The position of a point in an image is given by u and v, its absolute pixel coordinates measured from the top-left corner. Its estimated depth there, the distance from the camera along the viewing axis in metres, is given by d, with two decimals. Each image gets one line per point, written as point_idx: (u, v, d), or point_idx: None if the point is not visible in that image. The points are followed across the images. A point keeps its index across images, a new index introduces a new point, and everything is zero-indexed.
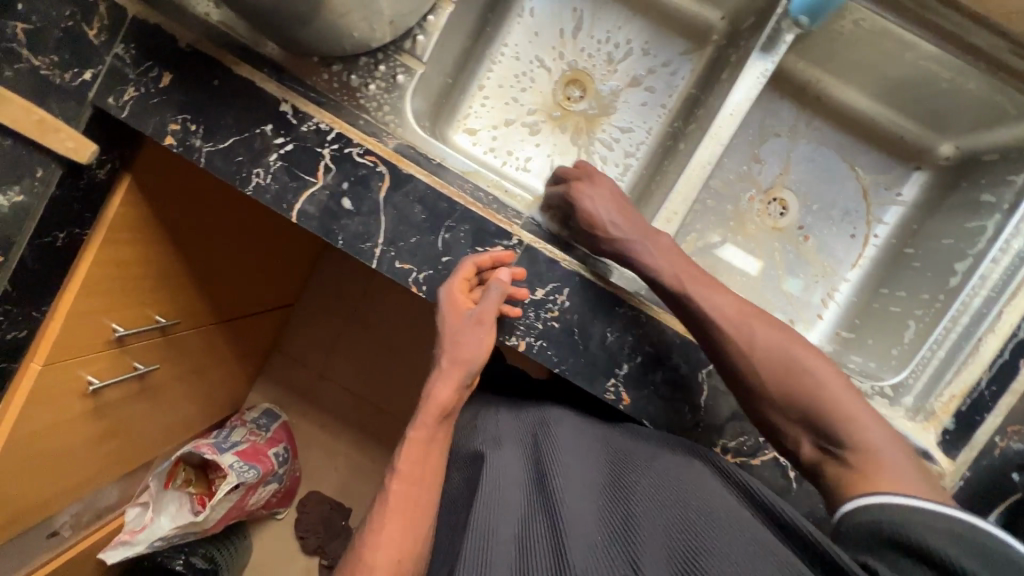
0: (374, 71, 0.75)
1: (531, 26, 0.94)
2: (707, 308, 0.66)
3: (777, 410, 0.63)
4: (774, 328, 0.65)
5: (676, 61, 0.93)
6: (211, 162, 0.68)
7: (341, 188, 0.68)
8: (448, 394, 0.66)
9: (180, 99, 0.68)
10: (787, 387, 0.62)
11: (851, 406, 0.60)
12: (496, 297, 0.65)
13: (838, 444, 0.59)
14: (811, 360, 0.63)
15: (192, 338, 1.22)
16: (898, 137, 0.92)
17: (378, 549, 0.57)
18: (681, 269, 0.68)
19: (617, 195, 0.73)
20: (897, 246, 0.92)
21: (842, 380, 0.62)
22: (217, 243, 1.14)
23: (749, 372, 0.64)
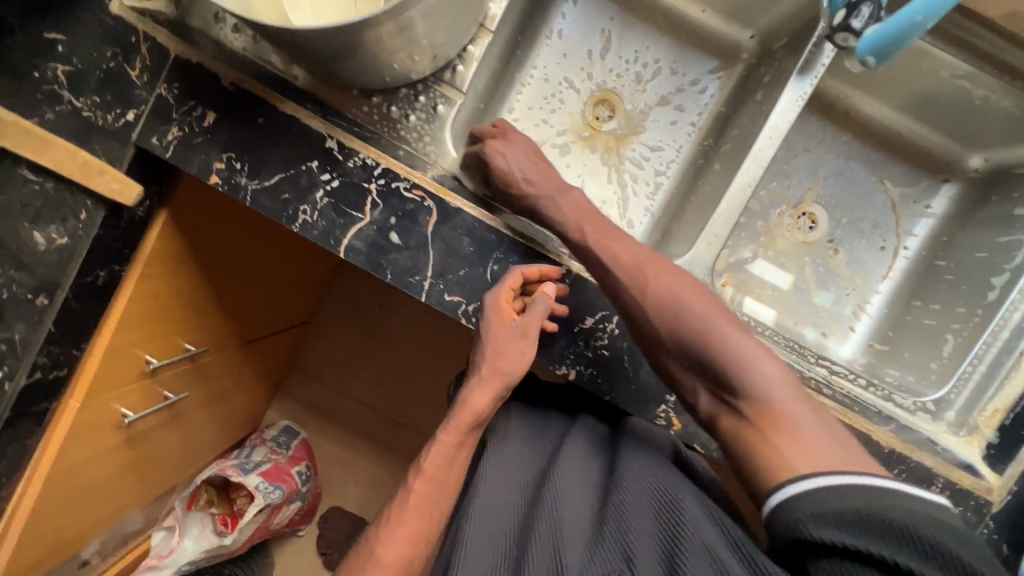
0: (414, 102, 0.74)
1: (559, 47, 0.94)
2: (613, 261, 0.67)
3: (672, 357, 0.65)
4: (671, 276, 0.66)
5: (704, 79, 0.94)
6: (257, 200, 0.68)
7: (389, 223, 0.69)
8: (485, 403, 0.66)
9: (224, 138, 0.68)
10: (681, 336, 0.63)
11: (739, 348, 0.62)
12: (543, 310, 0.66)
13: (727, 389, 0.61)
14: (706, 306, 0.64)
15: (215, 362, 1.21)
16: (927, 150, 0.93)
17: (389, 546, 0.60)
18: (588, 224, 0.69)
19: (532, 153, 0.71)
20: (927, 257, 0.93)
21: (733, 324, 0.63)
22: (242, 268, 1.12)
23: (656, 331, 0.65)
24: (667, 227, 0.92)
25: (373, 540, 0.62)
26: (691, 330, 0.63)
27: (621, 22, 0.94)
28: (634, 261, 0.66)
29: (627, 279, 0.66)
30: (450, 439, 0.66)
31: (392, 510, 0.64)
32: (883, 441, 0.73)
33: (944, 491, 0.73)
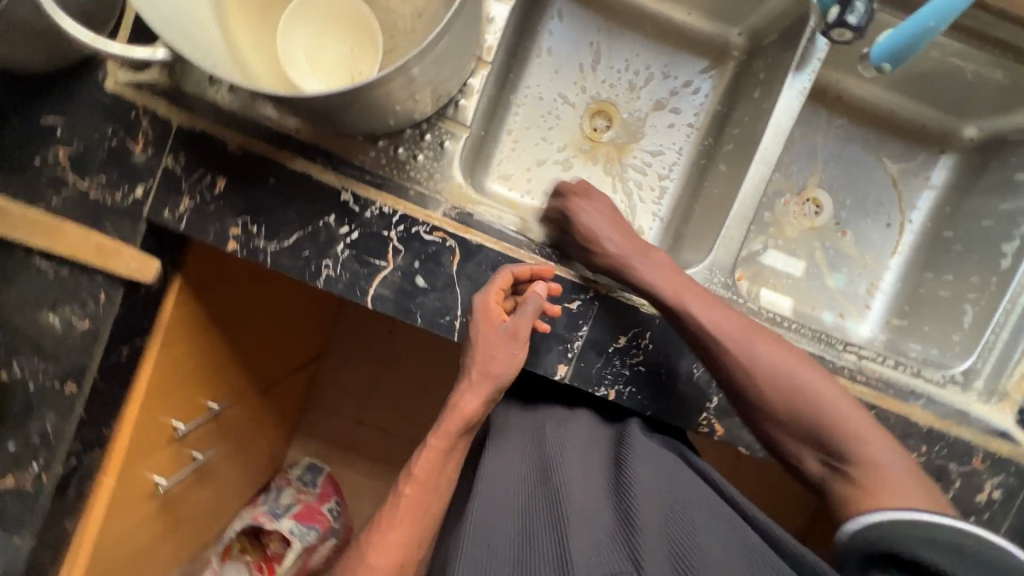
0: (420, 142, 0.74)
1: (550, 64, 0.94)
2: (715, 326, 0.66)
3: (782, 428, 0.65)
4: (770, 342, 0.67)
5: (697, 80, 0.94)
6: (278, 260, 0.68)
7: (413, 268, 0.68)
8: (475, 407, 0.65)
9: (237, 202, 0.67)
10: (795, 407, 0.64)
11: (847, 415, 0.63)
12: (534, 311, 0.65)
13: (840, 456, 0.62)
14: (804, 370, 0.66)
15: (236, 415, 1.19)
16: (921, 125, 0.95)
17: (380, 550, 0.60)
18: (683, 289, 0.68)
19: (614, 214, 0.73)
20: (934, 229, 0.94)
21: (847, 399, 0.64)
22: (257, 321, 1.09)
23: (762, 397, 0.65)
24: (678, 230, 0.93)
25: (364, 544, 0.62)
26: (811, 401, 0.64)
27: (608, 33, 0.94)
28: (735, 326, 0.67)
29: (729, 346, 0.66)
30: (440, 443, 0.65)
31: (383, 513, 0.64)
32: (921, 421, 0.74)
33: (985, 460, 0.74)
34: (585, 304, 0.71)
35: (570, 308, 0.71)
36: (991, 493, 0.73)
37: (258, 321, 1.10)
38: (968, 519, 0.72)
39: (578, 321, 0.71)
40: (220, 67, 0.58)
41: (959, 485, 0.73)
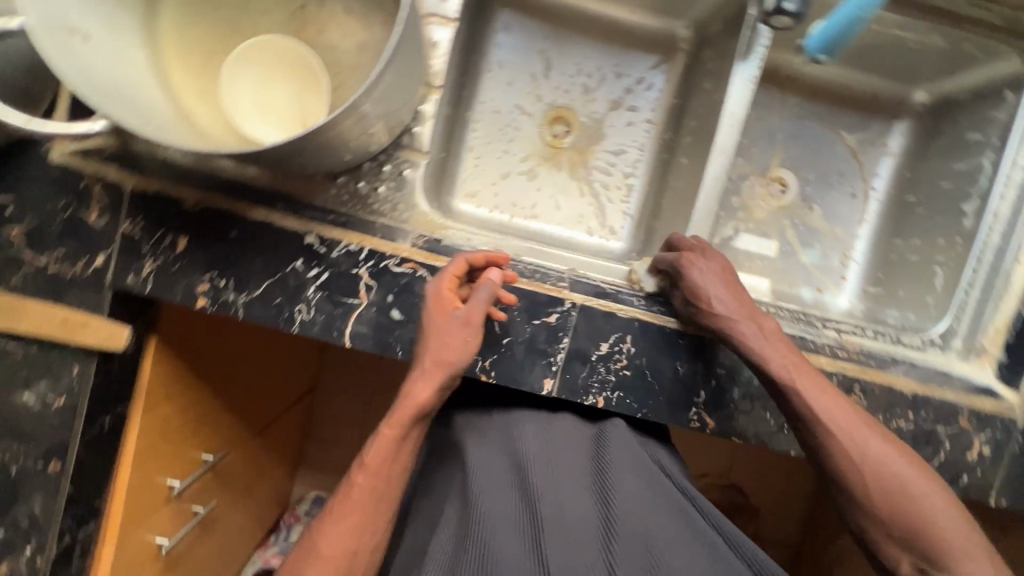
0: (380, 174, 0.74)
1: (502, 77, 0.94)
2: (821, 411, 0.63)
3: (878, 525, 0.60)
4: (872, 433, 0.62)
5: (649, 76, 0.95)
6: (250, 311, 0.67)
7: (387, 301, 0.68)
8: (428, 395, 0.62)
9: (201, 258, 0.66)
10: (893, 507, 0.59)
11: (948, 524, 0.58)
12: (487, 297, 0.64)
13: (934, 562, 0.57)
14: (910, 466, 0.61)
15: (234, 461, 1.18)
16: (873, 95, 0.96)
17: (330, 539, 0.59)
18: (785, 364, 0.64)
19: (729, 275, 0.68)
20: (897, 195, 0.96)
21: (953, 507, 0.59)
22: (244, 367, 1.08)
23: (861, 490, 0.61)
24: (650, 226, 0.94)
25: (314, 534, 0.61)
26: (919, 506, 0.59)
27: (556, 40, 0.94)
28: (840, 413, 0.63)
29: (835, 430, 0.62)
30: (394, 431, 0.62)
31: (334, 501, 0.62)
32: (905, 389, 0.75)
33: (970, 418, 0.75)
34: (563, 316, 0.70)
35: (548, 321, 0.70)
36: (979, 450, 0.75)
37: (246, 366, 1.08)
38: (960, 477, 0.74)
39: (558, 334, 0.70)
40: (163, 126, 0.57)
41: (947, 445, 0.74)
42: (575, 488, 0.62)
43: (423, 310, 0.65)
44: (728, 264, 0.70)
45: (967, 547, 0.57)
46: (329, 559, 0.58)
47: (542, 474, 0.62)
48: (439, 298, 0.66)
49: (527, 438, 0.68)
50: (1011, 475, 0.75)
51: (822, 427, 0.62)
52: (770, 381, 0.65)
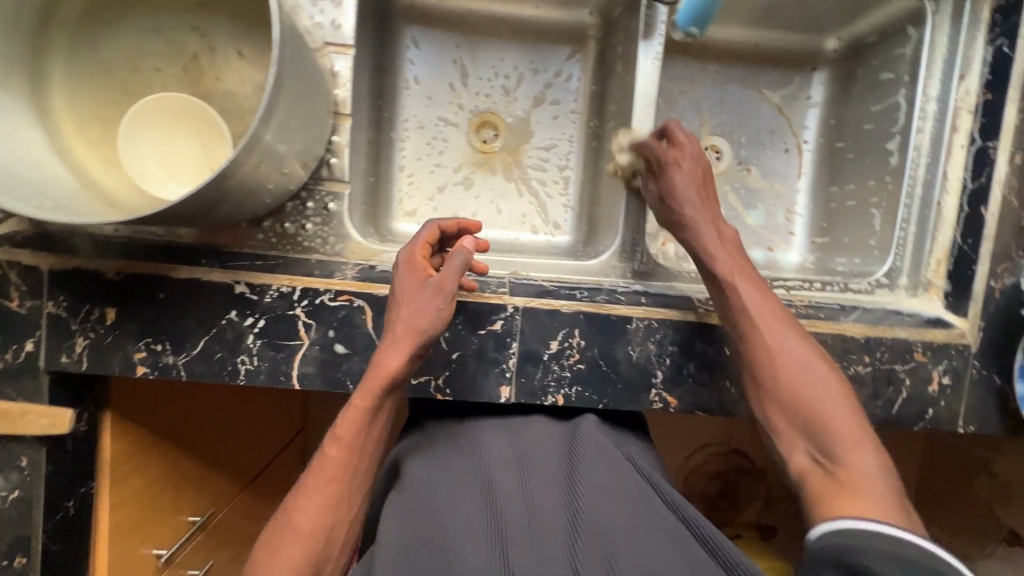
0: (305, 211, 0.73)
1: (422, 92, 0.94)
2: (745, 306, 0.66)
3: (779, 408, 0.63)
4: (790, 332, 0.65)
5: (566, 67, 0.95)
6: (192, 370, 0.66)
7: (329, 337, 0.67)
8: (398, 364, 0.62)
9: (133, 326, 0.65)
10: (799, 401, 0.62)
11: (842, 418, 0.60)
12: (461, 265, 0.65)
13: (830, 456, 0.59)
14: (824, 371, 0.63)
15: (229, 517, 1.16)
16: (787, 50, 0.97)
17: (300, 510, 0.60)
18: (727, 261, 0.68)
19: (704, 179, 0.72)
20: (828, 143, 0.97)
21: (858, 415, 0.60)
22: (224, 422, 1.07)
23: (769, 376, 0.64)
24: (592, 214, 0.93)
25: (286, 508, 0.61)
26: (828, 406, 0.61)
27: (468, 47, 0.94)
28: (768, 311, 0.65)
29: (759, 325, 0.65)
30: (369, 402, 0.62)
31: (307, 475, 0.62)
32: (856, 333, 0.74)
33: (926, 352, 0.75)
34: (507, 321, 0.70)
35: (495, 329, 0.70)
36: (939, 381, 0.75)
37: (224, 421, 1.08)
38: (926, 411, 0.75)
39: (506, 340, 0.70)
40: (62, 201, 0.56)
41: (908, 382, 0.75)
42: (542, 485, 0.63)
43: (395, 276, 0.66)
44: (710, 171, 0.74)
45: (861, 441, 0.59)
46: (305, 532, 0.59)
47: (506, 479, 0.64)
48: (413, 264, 0.66)
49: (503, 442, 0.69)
50: (973, 401, 0.75)
51: (745, 318, 0.66)
52: (710, 277, 0.69)
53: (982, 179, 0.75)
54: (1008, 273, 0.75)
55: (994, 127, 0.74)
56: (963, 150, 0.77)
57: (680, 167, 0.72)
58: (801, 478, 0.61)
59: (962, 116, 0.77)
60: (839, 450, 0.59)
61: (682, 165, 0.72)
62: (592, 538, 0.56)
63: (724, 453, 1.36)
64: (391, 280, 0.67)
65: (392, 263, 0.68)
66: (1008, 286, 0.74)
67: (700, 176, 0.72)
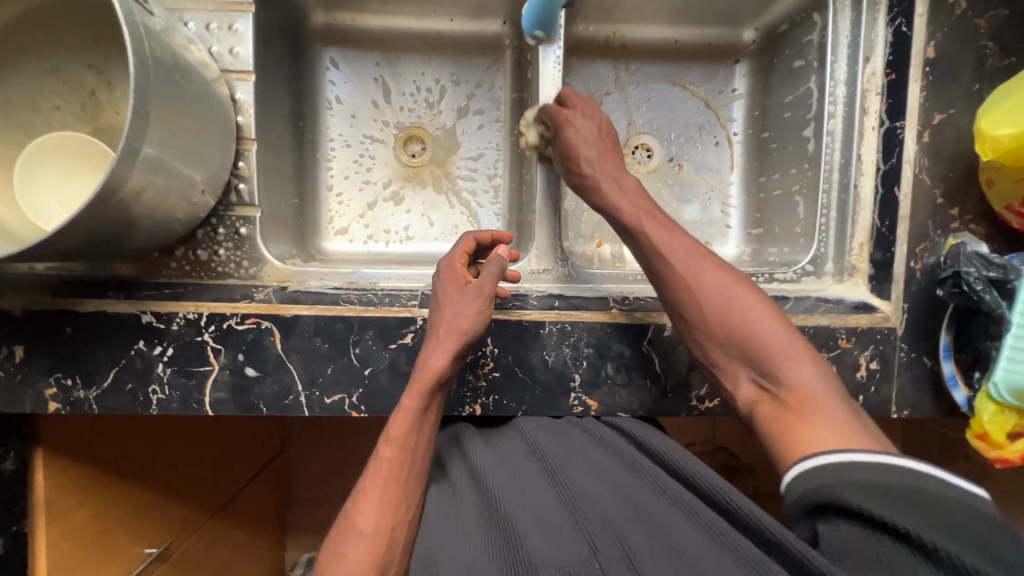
0: (216, 237, 0.74)
1: (345, 111, 0.94)
2: (659, 247, 0.66)
3: (712, 339, 0.63)
4: (705, 265, 0.65)
5: (487, 76, 0.96)
6: (104, 403, 0.67)
7: (239, 361, 0.68)
8: (444, 363, 0.62)
9: (43, 362, 0.66)
10: (729, 325, 0.62)
11: (772, 329, 0.61)
12: (497, 271, 0.66)
13: (768, 374, 0.60)
14: (742, 292, 0.63)
15: (197, 546, 1.13)
16: (707, 44, 0.97)
17: (360, 511, 0.59)
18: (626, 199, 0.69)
19: (604, 131, 0.74)
20: (755, 134, 0.96)
21: (787, 327, 0.61)
22: (184, 448, 1.07)
23: (697, 307, 0.64)
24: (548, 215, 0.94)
25: (350, 516, 0.59)
26: (759, 327, 0.61)
27: (388, 64, 0.95)
28: (676, 240, 0.66)
29: (676, 261, 0.65)
30: (418, 404, 0.62)
31: (363, 481, 0.61)
32: None
33: (850, 338, 0.73)
34: (418, 333, 0.69)
35: (406, 342, 0.69)
36: (868, 367, 0.74)
37: (184, 448, 1.07)
38: (856, 399, 0.74)
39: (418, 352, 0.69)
40: None
41: (834, 370, 0.74)
42: (563, 488, 0.62)
43: (437, 283, 0.68)
44: (607, 122, 0.75)
45: (789, 350, 0.59)
46: (369, 535, 0.57)
47: (516, 491, 0.63)
48: (455, 270, 0.68)
49: (540, 442, 0.68)
50: (904, 385, 0.74)
51: (662, 258, 0.66)
52: (623, 227, 0.69)
53: (893, 160, 0.74)
54: (928, 253, 0.74)
55: (900, 107, 0.73)
56: (875, 132, 0.76)
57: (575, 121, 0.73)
58: (749, 406, 0.61)
59: (870, 98, 0.76)
60: (772, 365, 0.59)
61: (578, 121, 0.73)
62: (609, 539, 0.54)
63: (708, 451, 1.34)
64: (434, 286, 0.68)
65: (433, 275, 0.70)
66: (928, 265, 0.73)
67: (598, 129, 0.73)
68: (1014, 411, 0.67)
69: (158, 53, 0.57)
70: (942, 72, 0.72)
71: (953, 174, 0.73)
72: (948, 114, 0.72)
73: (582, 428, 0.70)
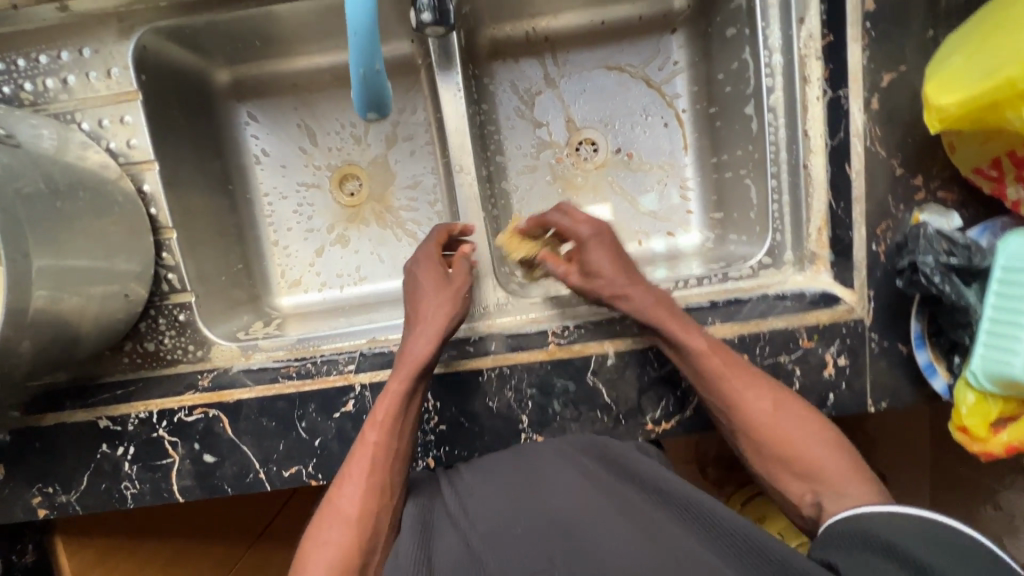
0: (159, 326, 0.76)
1: (274, 163, 0.92)
2: (705, 372, 0.63)
3: (766, 455, 0.61)
4: (753, 384, 0.63)
5: (409, 100, 0.91)
6: (85, 504, 0.71)
7: (196, 449, 0.70)
8: (428, 351, 0.66)
9: (25, 475, 0.71)
10: (785, 438, 0.60)
11: (819, 446, 0.59)
12: (467, 268, 0.72)
13: (828, 491, 0.57)
14: (798, 417, 0.61)
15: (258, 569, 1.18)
16: (638, 19, 0.88)
17: (344, 500, 0.62)
18: (665, 322, 0.65)
19: (615, 252, 0.70)
20: (703, 109, 0.88)
21: (837, 448, 0.59)
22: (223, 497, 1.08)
23: (749, 419, 0.62)
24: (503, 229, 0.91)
25: (334, 497, 0.63)
26: (810, 441, 0.59)
27: (307, 106, 0.91)
28: (722, 360, 0.63)
29: (727, 384, 0.62)
30: (405, 387, 0.65)
31: (349, 464, 0.64)
32: (725, 334, 0.69)
33: (813, 337, 0.68)
34: (359, 399, 0.70)
35: (348, 410, 0.70)
36: (835, 363, 0.68)
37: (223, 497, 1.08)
38: (827, 397, 0.69)
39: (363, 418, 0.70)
40: None
41: (798, 372, 0.69)
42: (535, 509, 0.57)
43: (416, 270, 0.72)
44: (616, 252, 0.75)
45: (843, 474, 0.57)
46: (353, 520, 0.60)
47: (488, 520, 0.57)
48: (435, 256, 0.73)
49: (507, 472, 0.63)
50: (879, 377, 0.68)
51: (708, 383, 0.63)
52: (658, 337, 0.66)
53: (840, 135, 0.66)
54: (891, 232, 0.66)
55: (842, 74, 0.65)
56: (819, 103, 0.68)
57: (589, 252, 0.70)
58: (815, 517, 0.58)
59: (810, 64, 0.68)
60: (830, 491, 0.56)
61: (591, 249, 0.71)
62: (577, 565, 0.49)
63: None
64: (411, 277, 0.72)
65: (411, 264, 0.74)
66: (891, 247, 0.66)
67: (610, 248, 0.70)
68: (997, 399, 0.61)
69: (27, 190, 0.56)
70: (886, 24, 0.63)
71: (911, 142, 0.64)
72: (898, 73, 0.63)
73: (560, 449, 0.66)
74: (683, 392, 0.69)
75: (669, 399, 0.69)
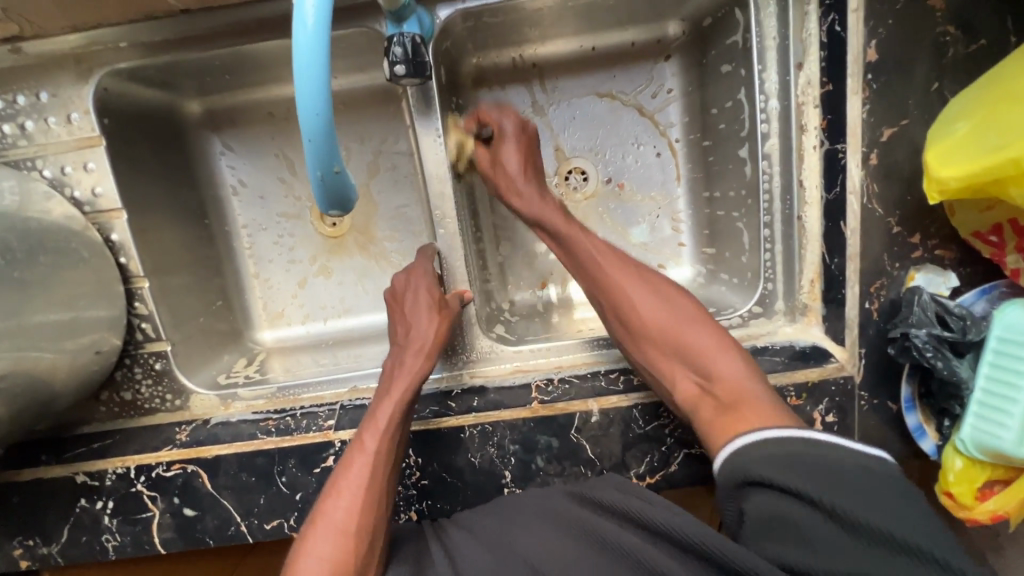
0: (134, 376, 0.75)
1: (251, 193, 0.88)
2: (588, 254, 0.69)
3: (647, 342, 0.65)
4: (643, 278, 0.67)
5: (391, 129, 0.87)
6: (66, 556, 0.71)
7: (176, 503, 0.70)
8: (420, 365, 0.68)
9: (5, 528, 0.71)
10: (672, 326, 0.64)
11: (700, 335, 0.63)
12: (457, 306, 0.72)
13: (706, 379, 0.60)
14: (690, 312, 0.65)
15: None
16: (630, 45, 0.83)
17: (337, 520, 0.60)
18: (551, 219, 0.71)
19: (524, 145, 0.74)
20: (696, 140, 0.84)
21: (724, 343, 0.62)
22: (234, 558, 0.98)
23: (633, 302, 0.66)
24: None
25: (328, 509, 0.61)
26: (694, 326, 0.64)
27: (284, 135, 0.87)
28: (608, 254, 0.69)
29: (615, 276, 0.67)
30: (405, 397, 0.66)
31: (340, 476, 0.63)
32: None
33: (801, 395, 0.66)
34: (339, 455, 0.69)
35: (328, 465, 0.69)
36: (823, 421, 0.66)
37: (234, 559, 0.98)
38: None
39: None
40: None
41: None
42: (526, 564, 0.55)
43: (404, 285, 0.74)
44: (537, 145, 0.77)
45: (718, 360, 0.61)
46: (349, 532, 0.59)
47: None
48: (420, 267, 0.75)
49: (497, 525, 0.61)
50: (869, 434, 0.66)
51: (597, 265, 0.68)
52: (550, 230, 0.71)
53: (836, 190, 0.64)
54: (884, 291, 0.64)
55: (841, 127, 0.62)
56: (816, 154, 0.65)
57: (504, 146, 0.73)
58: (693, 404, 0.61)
59: (807, 112, 0.64)
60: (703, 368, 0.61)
61: (507, 144, 0.74)
62: None
63: None
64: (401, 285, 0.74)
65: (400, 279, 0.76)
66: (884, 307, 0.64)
67: (524, 146, 0.74)
68: (985, 465, 0.60)
69: None
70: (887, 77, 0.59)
71: (909, 199, 0.61)
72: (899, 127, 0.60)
73: (548, 494, 0.63)
74: (666, 448, 0.68)
75: (654, 455, 0.68)
